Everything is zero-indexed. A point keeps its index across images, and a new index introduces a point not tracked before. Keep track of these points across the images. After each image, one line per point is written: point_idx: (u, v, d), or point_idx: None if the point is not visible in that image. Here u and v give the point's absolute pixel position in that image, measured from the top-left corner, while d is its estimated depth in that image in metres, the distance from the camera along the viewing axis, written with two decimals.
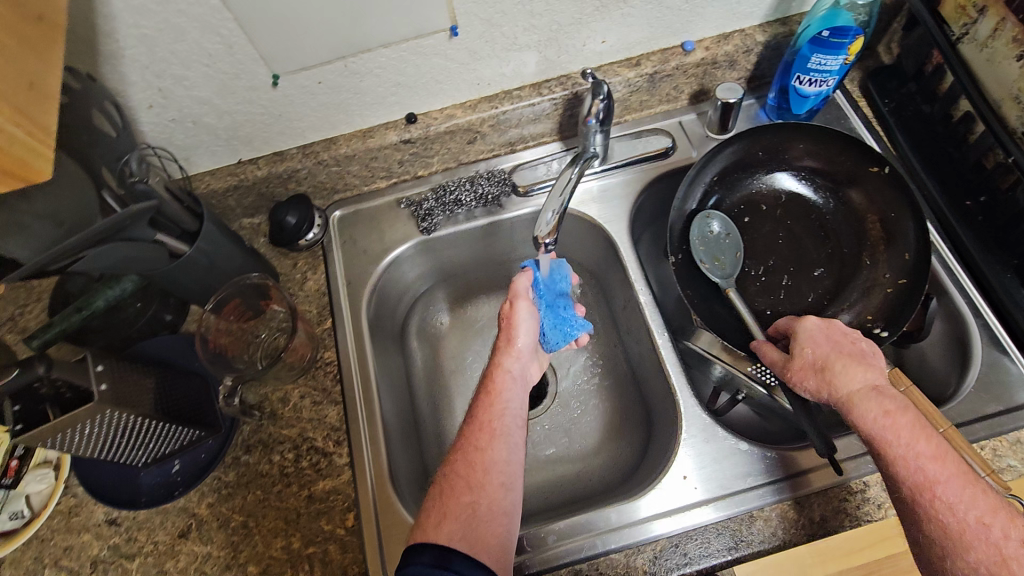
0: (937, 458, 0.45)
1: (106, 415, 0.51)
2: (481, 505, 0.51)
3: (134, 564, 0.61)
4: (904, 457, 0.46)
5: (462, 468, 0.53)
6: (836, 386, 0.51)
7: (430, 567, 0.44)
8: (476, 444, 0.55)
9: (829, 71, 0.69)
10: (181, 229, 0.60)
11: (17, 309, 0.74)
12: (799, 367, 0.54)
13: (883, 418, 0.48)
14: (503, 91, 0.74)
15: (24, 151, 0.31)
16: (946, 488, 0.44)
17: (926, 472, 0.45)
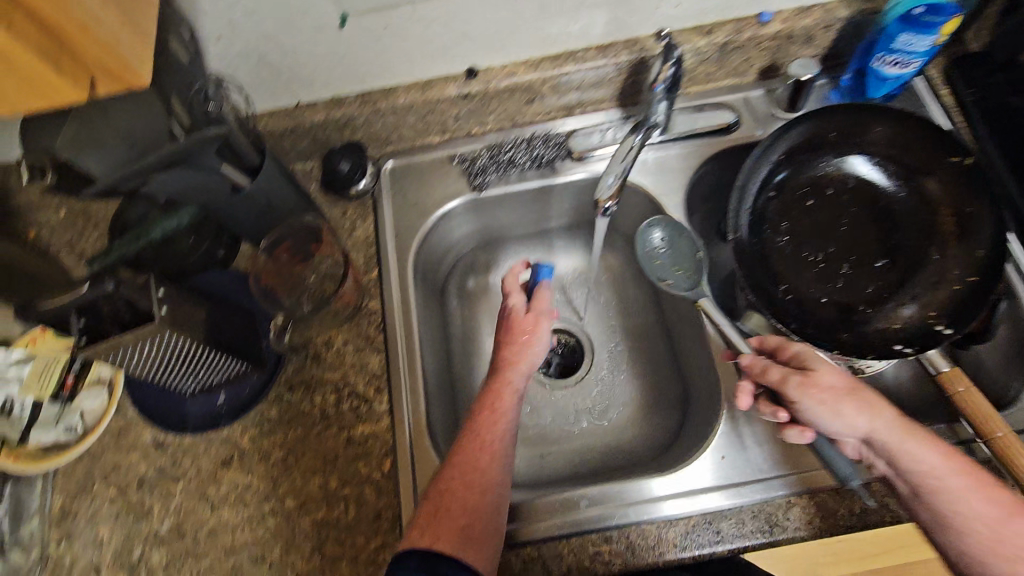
0: (990, 486, 0.49)
1: (163, 336, 0.52)
2: (478, 525, 0.51)
3: (178, 486, 0.63)
4: (963, 493, 0.49)
5: (457, 484, 0.53)
6: (866, 412, 0.52)
7: (417, 574, 0.45)
8: (467, 461, 0.54)
9: (915, 52, 0.65)
10: (244, 164, 0.58)
11: (76, 233, 0.76)
12: (825, 388, 0.53)
13: (914, 443, 0.50)
14: (567, 51, 0.72)
15: (129, 56, 0.37)
16: (1006, 519, 0.48)
17: (987, 509, 0.48)
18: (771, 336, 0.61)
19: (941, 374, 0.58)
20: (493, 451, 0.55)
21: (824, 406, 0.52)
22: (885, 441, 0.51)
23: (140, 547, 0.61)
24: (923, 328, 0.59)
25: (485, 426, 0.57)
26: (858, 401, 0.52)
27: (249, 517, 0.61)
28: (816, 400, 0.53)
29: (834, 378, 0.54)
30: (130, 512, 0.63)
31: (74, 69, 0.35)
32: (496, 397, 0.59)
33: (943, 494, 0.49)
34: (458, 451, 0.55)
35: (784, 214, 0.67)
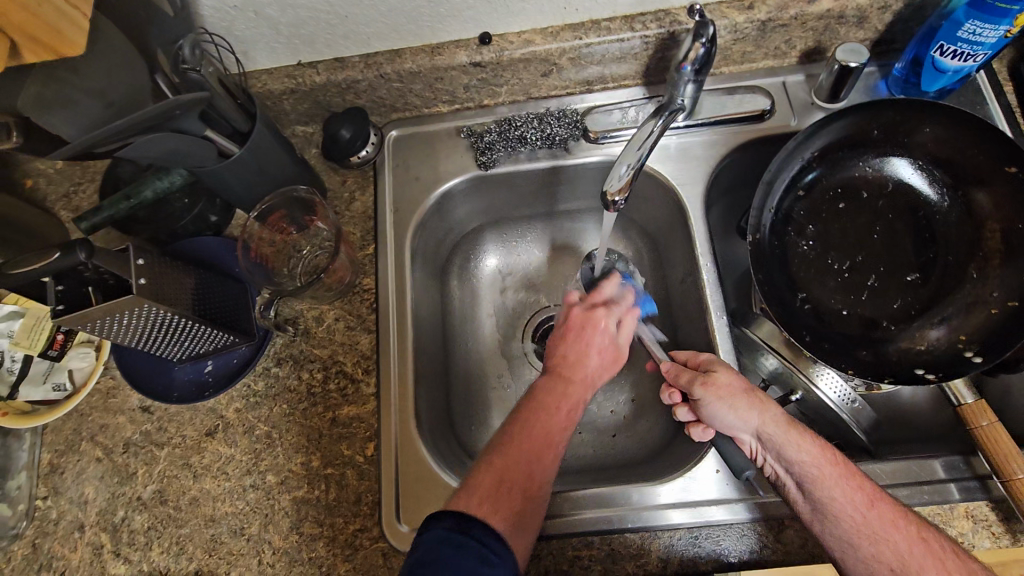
0: (863, 481, 0.50)
1: (144, 308, 0.51)
2: (530, 509, 0.50)
3: (162, 451, 0.63)
4: (839, 484, 0.49)
5: (522, 465, 0.51)
6: (758, 406, 0.54)
7: (451, 531, 0.44)
8: (533, 445, 0.53)
9: (981, 43, 0.58)
10: (233, 127, 0.56)
11: (72, 186, 0.74)
12: (724, 386, 0.54)
13: (797, 434, 0.52)
14: (591, 20, 0.66)
15: (60, 26, 0.41)
16: (877, 509, 0.48)
17: (860, 499, 0.49)
18: (679, 350, 0.61)
19: (964, 406, 0.54)
20: (552, 437, 0.54)
21: (722, 403, 0.54)
22: (779, 437, 0.52)
23: (122, 510, 0.61)
24: (951, 354, 0.56)
25: (549, 414, 0.55)
26: (754, 398, 0.54)
27: (230, 489, 0.61)
28: (715, 396, 0.54)
29: (736, 378, 0.55)
30: (114, 474, 0.63)
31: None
32: (563, 390, 0.57)
33: (822, 485, 0.50)
34: (511, 432, 0.54)
35: (812, 217, 0.62)
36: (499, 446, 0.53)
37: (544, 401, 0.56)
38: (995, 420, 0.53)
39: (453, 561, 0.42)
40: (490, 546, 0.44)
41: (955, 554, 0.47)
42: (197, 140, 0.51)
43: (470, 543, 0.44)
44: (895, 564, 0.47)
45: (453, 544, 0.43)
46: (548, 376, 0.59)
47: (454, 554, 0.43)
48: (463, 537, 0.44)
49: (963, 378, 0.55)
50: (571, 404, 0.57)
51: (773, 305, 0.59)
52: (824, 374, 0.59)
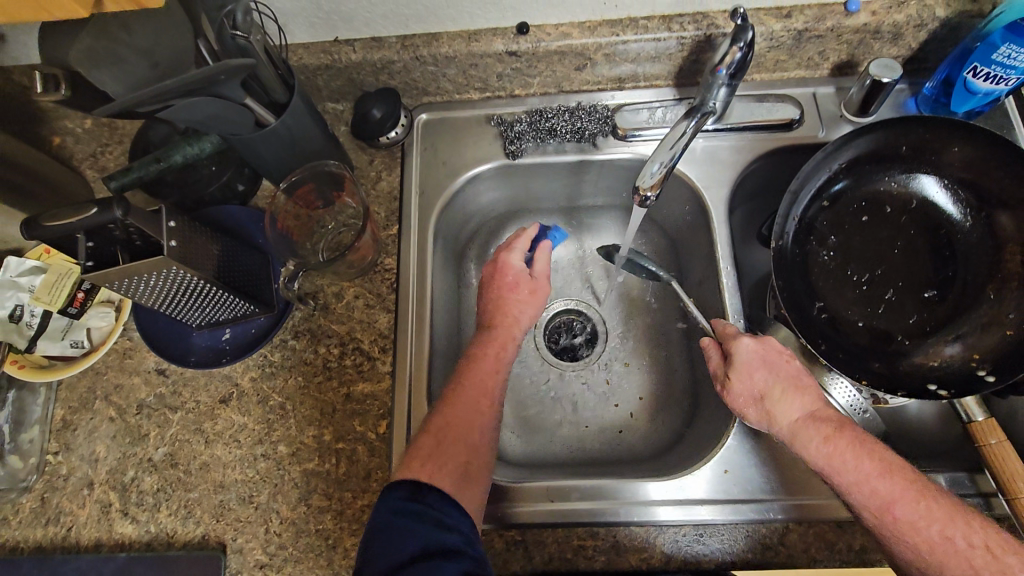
0: (881, 482, 0.49)
1: (169, 271, 0.51)
2: (482, 472, 0.53)
3: (175, 415, 0.64)
4: (851, 489, 0.50)
5: (461, 423, 0.54)
6: (770, 410, 0.55)
7: (404, 499, 0.47)
8: (472, 397, 0.56)
9: (1016, 67, 0.58)
10: (271, 99, 0.57)
11: (100, 146, 0.74)
12: (736, 395, 0.57)
13: (812, 433, 0.52)
14: (629, 18, 0.66)
15: None
16: (894, 514, 0.48)
17: (873, 505, 0.49)
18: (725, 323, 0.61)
19: (974, 422, 0.55)
20: (491, 398, 0.57)
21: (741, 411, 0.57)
22: (790, 440, 0.53)
23: (132, 470, 0.62)
24: (964, 371, 0.56)
25: (486, 373, 0.59)
26: (769, 400, 0.55)
27: (241, 457, 0.62)
28: (732, 405, 0.57)
29: (753, 379, 0.56)
30: (127, 435, 0.63)
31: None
32: (492, 337, 0.61)
33: (835, 485, 0.51)
34: (453, 400, 0.56)
35: (835, 228, 0.63)
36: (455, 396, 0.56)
37: (484, 353, 0.60)
38: (1004, 439, 0.54)
39: (412, 530, 0.44)
40: (446, 511, 0.46)
41: (982, 552, 0.46)
42: (236, 108, 0.51)
43: (428, 513, 0.46)
44: (920, 562, 0.47)
45: (412, 513, 0.45)
46: (485, 332, 0.62)
47: (413, 522, 0.45)
48: (418, 505, 0.46)
49: (975, 396, 0.55)
50: (512, 347, 0.61)
51: (792, 312, 0.59)
52: (836, 383, 0.61)
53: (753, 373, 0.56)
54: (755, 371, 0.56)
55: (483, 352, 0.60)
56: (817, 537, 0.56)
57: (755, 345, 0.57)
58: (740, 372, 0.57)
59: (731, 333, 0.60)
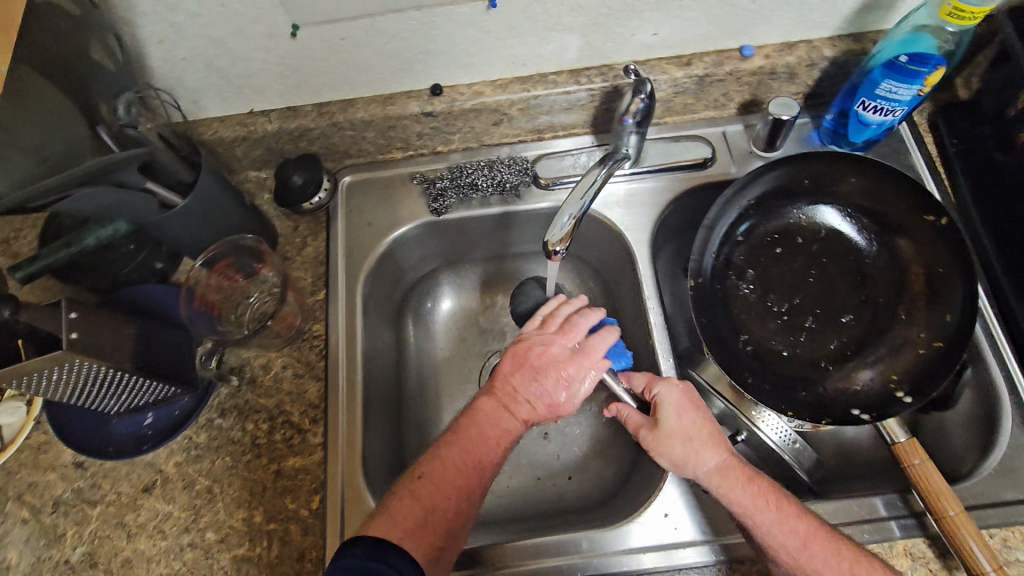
0: (799, 521, 0.50)
1: (74, 363, 0.49)
2: (451, 546, 0.50)
3: (95, 510, 0.60)
4: (774, 531, 0.50)
5: (449, 502, 0.50)
6: (698, 453, 0.54)
7: (362, 559, 0.43)
8: (463, 480, 0.51)
9: (899, 101, 0.62)
10: (177, 179, 0.57)
11: (12, 232, 0.72)
12: (666, 438, 0.55)
13: (737, 477, 0.52)
14: (539, 73, 0.68)
15: None
16: (810, 552, 0.49)
17: (793, 544, 0.49)
18: (639, 375, 0.61)
19: (897, 444, 0.55)
20: (483, 472, 0.53)
21: (670, 457, 0.55)
22: (717, 482, 0.52)
23: (48, 575, 0.58)
24: (884, 393, 0.58)
25: (483, 445, 0.53)
26: (696, 443, 0.54)
27: (167, 549, 0.58)
28: (659, 450, 0.55)
29: (682, 421, 0.56)
30: (42, 536, 0.59)
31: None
32: (504, 425, 0.55)
33: (761, 529, 0.50)
34: (441, 457, 0.52)
35: (752, 262, 0.64)
36: (430, 468, 0.52)
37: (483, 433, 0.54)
38: (927, 458, 0.54)
39: None
40: (404, 573, 0.44)
41: None
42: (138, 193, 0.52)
43: (383, 571, 0.43)
44: None
45: (364, 571, 0.43)
46: (493, 401, 0.56)
47: None
48: (376, 564, 0.43)
49: (896, 418, 0.56)
50: (510, 438, 0.55)
51: (716, 349, 0.60)
52: (766, 416, 0.60)
53: (682, 414, 0.56)
54: (682, 413, 0.56)
55: (485, 418, 0.55)
56: (759, 574, 0.55)
57: (683, 387, 0.58)
58: (670, 413, 0.56)
59: (652, 376, 0.60)
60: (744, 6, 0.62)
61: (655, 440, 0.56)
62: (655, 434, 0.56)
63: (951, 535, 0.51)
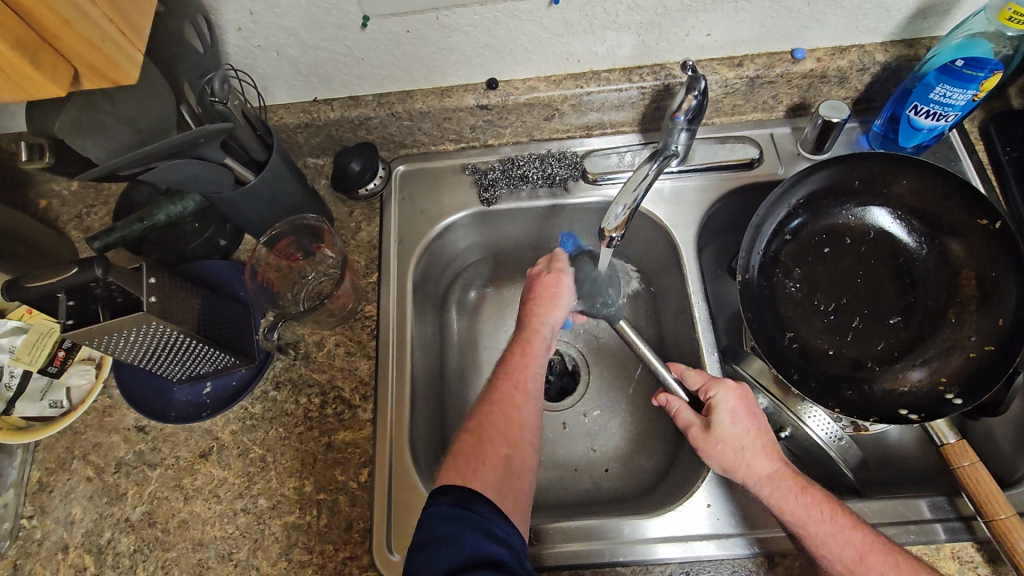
0: (855, 533, 0.50)
1: (151, 326, 0.52)
2: (520, 461, 0.53)
3: (154, 472, 0.63)
4: (829, 542, 0.50)
5: (501, 420, 0.55)
6: (752, 460, 0.54)
7: (450, 506, 0.45)
8: (511, 397, 0.56)
9: (952, 106, 0.62)
10: (250, 157, 0.60)
11: (85, 208, 0.76)
12: (721, 440, 0.56)
13: (791, 487, 0.53)
14: (592, 71, 0.70)
15: (113, 51, 0.37)
16: (865, 565, 0.49)
17: (849, 556, 0.49)
18: (693, 374, 0.61)
19: (947, 445, 0.55)
20: (525, 390, 0.58)
21: (721, 458, 0.55)
22: (769, 490, 0.53)
23: (109, 531, 0.61)
24: (933, 395, 0.58)
25: (519, 369, 0.59)
26: (750, 449, 0.55)
27: (221, 513, 0.61)
28: (710, 451, 0.56)
29: (736, 427, 0.56)
30: (104, 494, 0.62)
31: (55, 62, 0.34)
32: (529, 343, 0.62)
33: (815, 541, 0.50)
34: (490, 398, 0.57)
35: (798, 261, 0.65)
36: (481, 410, 0.57)
37: (514, 359, 0.60)
38: (976, 461, 0.54)
39: (457, 536, 0.43)
40: (492, 520, 0.45)
41: None
42: (215, 167, 0.54)
43: (472, 518, 0.45)
44: None
45: (454, 517, 0.44)
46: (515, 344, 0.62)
47: (457, 527, 0.44)
48: (465, 511, 0.45)
49: (944, 420, 0.56)
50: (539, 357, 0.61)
51: (762, 344, 0.61)
52: (812, 413, 0.59)
53: (736, 417, 0.57)
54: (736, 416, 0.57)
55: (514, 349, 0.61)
56: (802, 569, 0.55)
57: (740, 392, 0.58)
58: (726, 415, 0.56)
59: (706, 378, 0.60)
60: (798, 9, 0.63)
61: (705, 439, 0.56)
62: (706, 433, 0.57)
63: (1000, 536, 0.51)
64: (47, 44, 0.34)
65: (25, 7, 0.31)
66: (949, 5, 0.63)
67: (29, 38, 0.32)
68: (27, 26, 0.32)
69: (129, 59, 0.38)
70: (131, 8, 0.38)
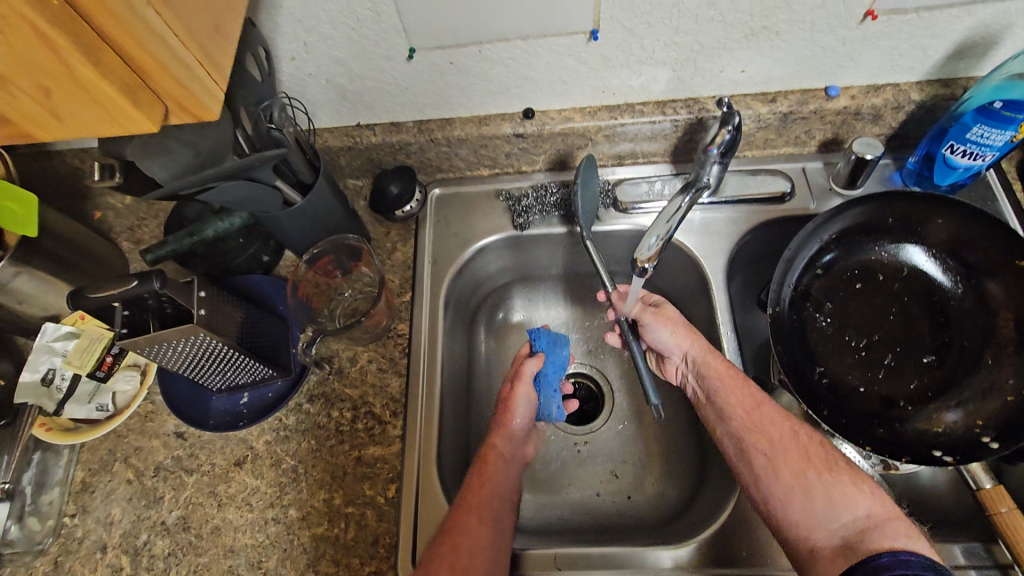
0: (757, 392, 0.60)
1: (197, 336, 0.55)
2: None
3: (190, 478, 0.65)
4: (733, 393, 0.60)
5: (458, 549, 0.54)
6: (689, 337, 0.65)
7: None
8: (467, 527, 0.55)
9: (989, 146, 0.62)
10: (298, 179, 0.63)
11: (137, 220, 0.80)
12: (663, 320, 0.67)
13: (712, 355, 0.63)
14: (626, 103, 0.72)
15: (201, 90, 0.37)
16: (760, 411, 0.59)
17: (748, 405, 0.59)
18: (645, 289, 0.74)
19: (982, 489, 0.55)
20: (483, 518, 0.57)
21: (658, 334, 0.67)
22: (697, 356, 0.64)
23: (145, 533, 0.63)
24: (968, 437, 0.57)
25: (477, 495, 0.59)
26: (685, 328, 0.66)
27: (252, 521, 0.62)
28: (652, 328, 0.67)
29: (676, 314, 0.67)
30: (142, 497, 0.65)
31: (145, 96, 0.35)
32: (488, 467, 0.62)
33: (721, 393, 0.61)
34: (451, 523, 0.56)
35: (829, 295, 0.65)
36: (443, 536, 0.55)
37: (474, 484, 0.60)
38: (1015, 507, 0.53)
39: None
40: None
41: (820, 448, 0.56)
42: (267, 188, 0.57)
43: None
44: (769, 452, 0.56)
45: None
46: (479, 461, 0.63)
47: None
48: None
49: (979, 464, 0.55)
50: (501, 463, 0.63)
51: (792, 377, 0.61)
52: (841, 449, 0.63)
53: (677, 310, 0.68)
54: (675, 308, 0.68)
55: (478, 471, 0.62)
56: None
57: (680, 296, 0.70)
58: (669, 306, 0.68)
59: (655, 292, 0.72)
60: (832, 48, 0.64)
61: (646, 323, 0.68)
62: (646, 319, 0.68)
63: None
64: (141, 81, 0.34)
65: (123, 46, 0.31)
66: (986, 46, 0.63)
67: (121, 70, 0.32)
68: (123, 64, 0.32)
69: (213, 97, 0.38)
70: (218, 48, 0.37)
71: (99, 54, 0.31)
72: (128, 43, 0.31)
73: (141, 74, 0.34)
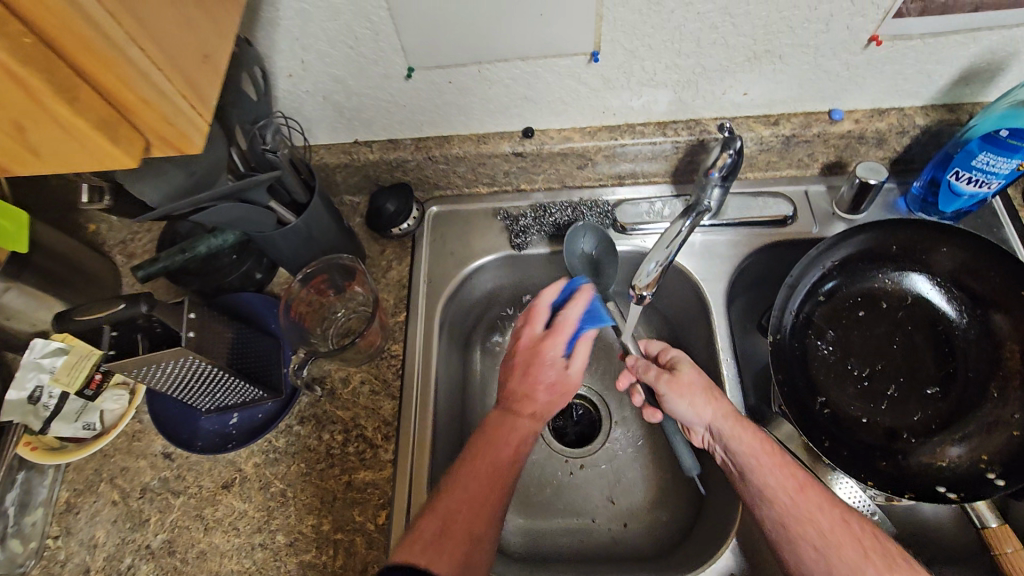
0: (798, 471, 0.55)
1: (187, 359, 0.53)
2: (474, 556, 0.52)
3: (177, 500, 0.64)
4: (772, 472, 0.55)
5: (461, 511, 0.54)
6: (712, 403, 0.59)
7: None
8: (472, 491, 0.55)
9: (995, 174, 0.61)
10: (293, 199, 0.62)
11: (129, 234, 0.79)
12: (683, 384, 0.61)
13: (743, 427, 0.57)
14: (627, 124, 0.71)
15: (183, 124, 0.35)
16: (806, 495, 0.53)
17: (792, 486, 0.54)
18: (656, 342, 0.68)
19: (987, 528, 0.54)
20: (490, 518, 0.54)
21: (680, 403, 0.60)
22: (726, 427, 0.58)
23: (129, 557, 0.62)
24: (973, 473, 0.56)
25: (487, 458, 0.58)
26: (707, 393, 0.60)
27: (239, 546, 0.61)
28: (674, 393, 0.61)
29: (698, 376, 0.61)
30: (128, 519, 0.63)
31: (124, 131, 0.34)
32: (507, 430, 0.60)
33: (758, 473, 0.55)
34: (455, 480, 0.56)
35: (831, 323, 0.64)
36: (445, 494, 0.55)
37: (486, 442, 0.59)
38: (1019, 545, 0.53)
39: None
40: None
41: (874, 538, 0.51)
42: (262, 210, 0.56)
43: None
44: (820, 545, 0.51)
45: None
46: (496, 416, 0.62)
47: None
48: None
49: (985, 502, 0.54)
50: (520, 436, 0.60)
51: (793, 408, 0.60)
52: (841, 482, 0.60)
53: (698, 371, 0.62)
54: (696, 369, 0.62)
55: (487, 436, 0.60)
56: None
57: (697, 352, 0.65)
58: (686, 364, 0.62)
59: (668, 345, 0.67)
60: (837, 73, 0.63)
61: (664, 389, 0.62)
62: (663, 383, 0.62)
63: None
64: (120, 115, 0.33)
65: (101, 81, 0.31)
66: (993, 73, 0.62)
67: (100, 107, 0.32)
68: (102, 101, 0.32)
69: (198, 129, 0.37)
70: (204, 80, 0.36)
71: (74, 91, 0.30)
72: (106, 78, 0.30)
73: (120, 109, 0.33)
